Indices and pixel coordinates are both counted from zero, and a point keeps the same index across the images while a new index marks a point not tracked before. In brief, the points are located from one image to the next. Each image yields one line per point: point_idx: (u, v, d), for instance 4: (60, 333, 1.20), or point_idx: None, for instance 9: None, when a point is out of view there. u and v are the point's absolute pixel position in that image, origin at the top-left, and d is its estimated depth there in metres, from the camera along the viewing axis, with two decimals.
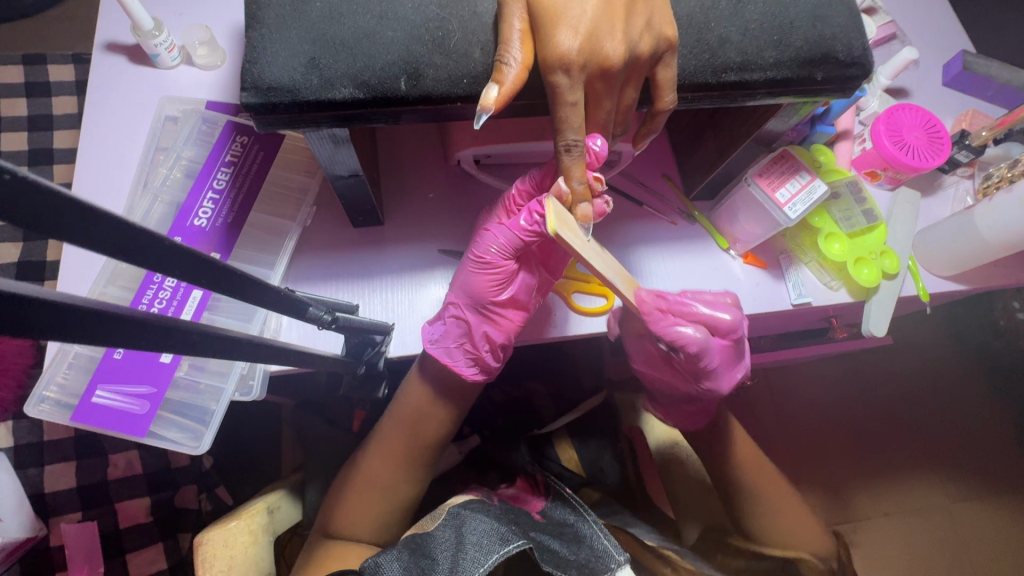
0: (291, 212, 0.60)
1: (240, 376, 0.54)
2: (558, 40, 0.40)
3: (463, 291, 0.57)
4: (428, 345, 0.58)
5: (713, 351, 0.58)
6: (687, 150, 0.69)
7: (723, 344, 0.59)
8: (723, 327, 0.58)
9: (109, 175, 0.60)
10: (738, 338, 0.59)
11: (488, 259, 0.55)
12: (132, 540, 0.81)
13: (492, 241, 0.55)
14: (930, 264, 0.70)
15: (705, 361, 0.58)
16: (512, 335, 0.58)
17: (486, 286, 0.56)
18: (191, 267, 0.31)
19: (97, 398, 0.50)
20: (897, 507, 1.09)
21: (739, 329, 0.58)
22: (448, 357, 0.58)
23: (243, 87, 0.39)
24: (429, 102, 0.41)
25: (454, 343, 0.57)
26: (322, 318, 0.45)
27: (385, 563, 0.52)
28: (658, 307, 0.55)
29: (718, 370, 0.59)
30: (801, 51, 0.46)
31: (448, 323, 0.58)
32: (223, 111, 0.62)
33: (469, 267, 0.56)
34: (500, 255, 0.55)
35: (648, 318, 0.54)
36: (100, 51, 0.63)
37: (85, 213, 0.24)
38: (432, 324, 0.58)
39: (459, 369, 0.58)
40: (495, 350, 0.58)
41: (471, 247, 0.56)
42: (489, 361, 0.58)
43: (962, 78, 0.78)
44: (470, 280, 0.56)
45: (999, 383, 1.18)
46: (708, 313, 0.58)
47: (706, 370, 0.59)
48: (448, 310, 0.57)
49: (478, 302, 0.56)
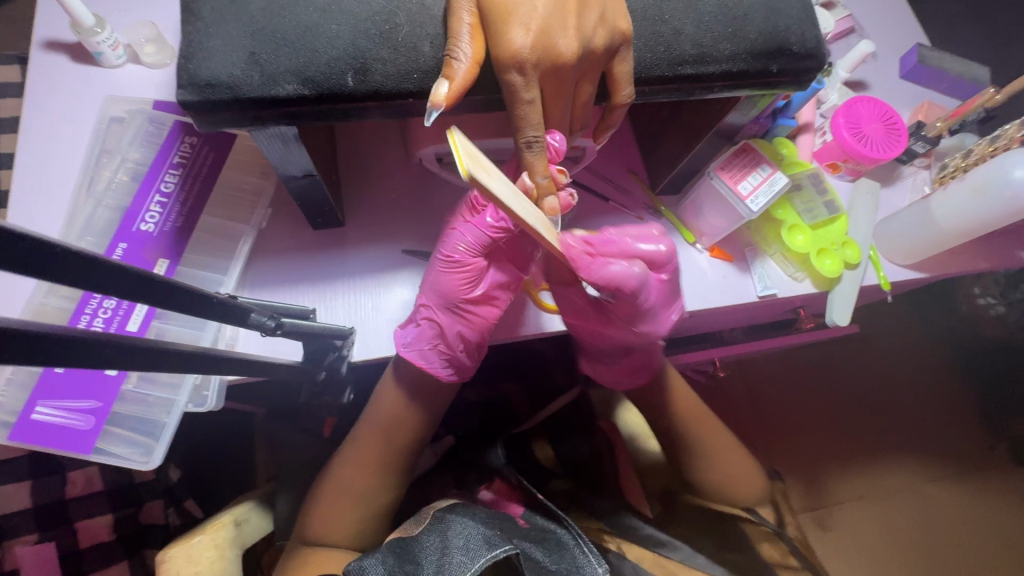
0: (246, 215, 0.58)
1: (193, 387, 0.52)
2: (509, 35, 0.39)
3: (433, 294, 0.55)
4: (401, 349, 0.56)
5: (650, 288, 0.58)
6: (651, 145, 0.68)
7: (659, 278, 0.59)
8: (658, 260, 0.58)
9: (48, 179, 0.57)
10: (673, 272, 0.59)
11: (456, 258, 0.54)
12: (94, 561, 0.78)
13: (459, 240, 0.54)
14: (892, 254, 0.71)
15: (644, 298, 0.58)
16: (488, 333, 0.57)
17: (458, 287, 0.55)
18: (127, 282, 0.29)
19: (36, 415, 0.48)
20: (869, 491, 1.12)
21: (670, 261, 0.59)
22: (424, 361, 0.57)
23: (180, 85, 0.37)
24: (378, 98, 0.39)
25: (428, 345, 0.56)
26: (266, 325, 0.43)
27: (369, 566, 0.50)
28: (588, 252, 0.54)
29: (655, 307, 0.60)
30: (756, 44, 0.46)
31: (420, 326, 0.56)
32: (172, 111, 0.59)
33: (438, 267, 0.55)
34: (469, 254, 0.54)
35: (577, 263, 0.53)
36: (38, 49, 0.60)
37: (13, 236, 0.23)
38: (403, 328, 0.57)
39: (435, 370, 0.58)
40: (469, 349, 0.58)
41: (438, 247, 0.55)
42: (464, 361, 0.58)
43: (917, 70, 0.80)
44: (441, 282, 0.55)
45: (959, 366, 1.21)
46: (643, 248, 0.58)
47: (642, 308, 0.59)
48: (419, 312, 0.55)
49: (449, 303, 0.55)
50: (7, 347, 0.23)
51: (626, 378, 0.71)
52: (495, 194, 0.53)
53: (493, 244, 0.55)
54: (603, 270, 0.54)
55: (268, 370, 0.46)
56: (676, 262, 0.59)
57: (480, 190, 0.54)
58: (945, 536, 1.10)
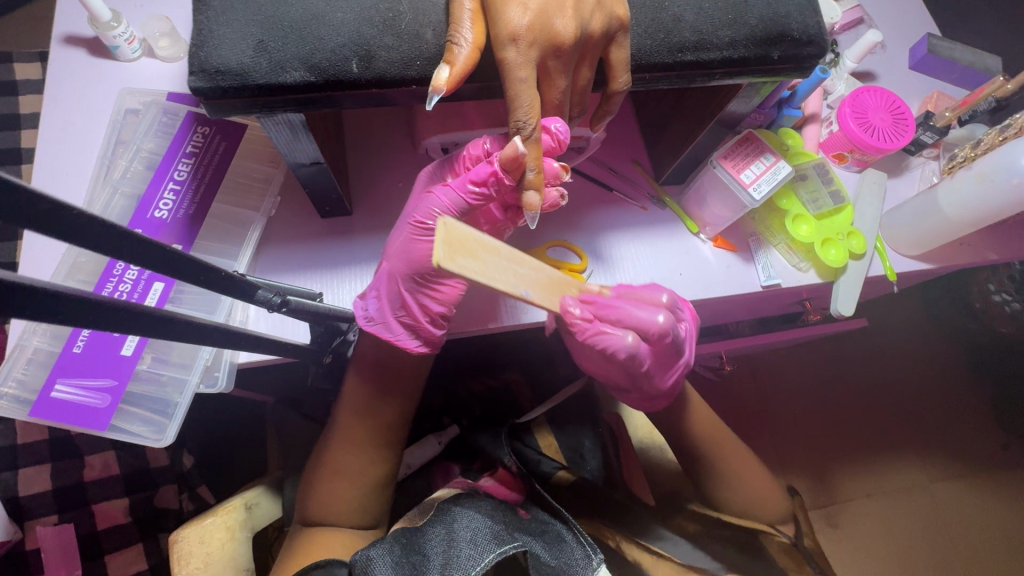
0: (256, 203, 0.59)
1: (205, 367, 0.53)
2: (508, 16, 0.40)
3: (400, 263, 0.53)
4: (364, 322, 0.56)
5: (644, 354, 0.58)
6: (655, 136, 0.69)
7: (653, 345, 0.59)
8: (655, 329, 0.56)
9: (67, 169, 0.59)
10: (672, 339, 0.58)
11: (430, 225, 0.52)
12: (111, 542, 0.81)
13: (434, 204, 0.51)
14: (898, 244, 0.71)
15: (638, 363, 0.58)
16: (453, 305, 0.56)
17: (425, 256, 0.53)
18: (121, 243, 0.30)
19: (56, 392, 0.50)
20: (878, 487, 1.11)
21: (669, 331, 0.57)
22: (388, 332, 0.56)
23: (192, 72, 0.39)
24: (382, 84, 0.40)
25: (393, 316, 0.55)
26: (272, 300, 0.44)
27: (375, 560, 0.52)
28: (587, 319, 0.53)
29: (653, 371, 0.62)
30: (756, 30, 0.46)
31: (385, 296, 0.55)
32: (185, 102, 0.61)
33: (409, 234, 0.52)
34: (442, 221, 0.51)
35: (574, 330, 0.53)
36: (58, 44, 0.62)
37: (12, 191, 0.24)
38: (367, 297, 0.56)
39: (402, 343, 0.56)
40: (435, 320, 0.56)
41: (412, 211, 0.53)
42: (429, 333, 0.57)
43: (927, 61, 0.79)
44: (410, 250, 0.53)
45: (973, 363, 1.20)
46: (642, 316, 0.56)
47: (642, 372, 0.61)
48: (387, 281, 0.54)
49: (418, 272, 0.53)
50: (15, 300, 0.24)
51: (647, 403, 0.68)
52: (481, 158, 0.51)
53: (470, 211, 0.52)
54: (599, 339, 0.55)
55: (279, 348, 0.47)
56: (671, 335, 0.57)
57: (467, 153, 0.52)
58: (955, 533, 1.09)
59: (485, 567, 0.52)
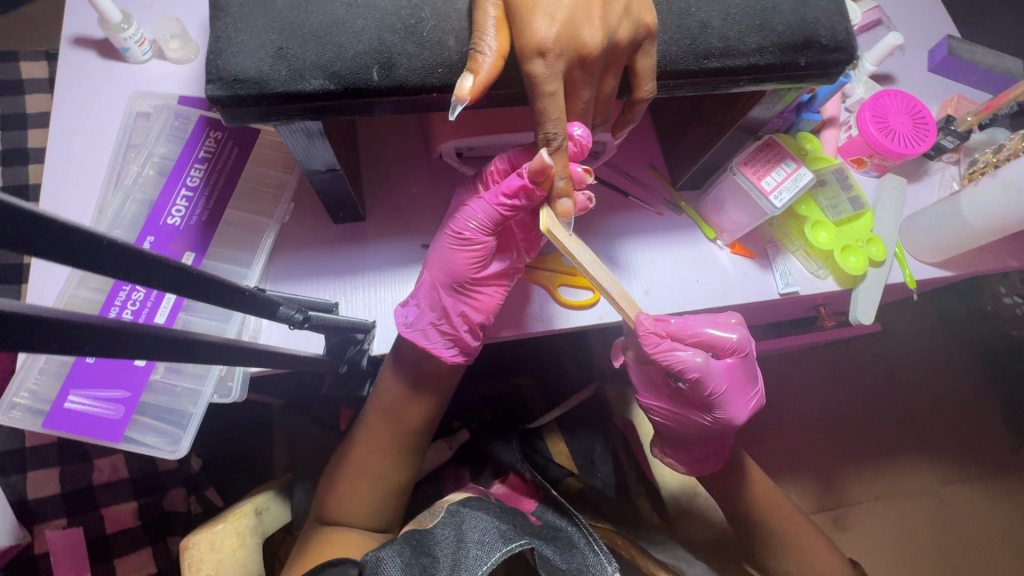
0: (269, 208, 0.59)
1: (219, 377, 0.53)
2: (534, 26, 0.39)
3: (439, 271, 0.55)
4: (403, 329, 0.56)
5: (718, 373, 0.57)
6: (672, 140, 0.68)
7: (727, 363, 0.58)
8: (728, 346, 0.57)
9: (77, 174, 0.58)
10: (745, 356, 0.59)
11: (467, 235, 0.53)
12: (120, 545, 0.80)
13: (470, 216, 0.52)
14: (917, 252, 0.70)
15: (711, 386, 0.57)
16: (491, 313, 0.56)
17: (463, 263, 0.54)
18: (134, 267, 0.28)
19: (69, 404, 0.49)
20: (888, 491, 1.10)
21: (744, 348, 0.58)
22: (426, 340, 0.56)
23: (208, 79, 0.38)
24: (402, 92, 0.40)
25: (430, 325, 0.55)
26: (294, 318, 0.43)
27: (386, 560, 0.50)
28: (658, 333, 0.54)
29: (729, 396, 0.59)
30: (784, 36, 0.45)
31: (423, 305, 0.56)
32: (197, 106, 0.60)
33: (447, 244, 0.54)
34: (479, 231, 0.52)
35: (646, 342, 0.53)
36: (68, 45, 0.61)
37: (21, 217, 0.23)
38: (406, 307, 0.57)
39: (438, 351, 0.56)
40: (474, 329, 0.56)
41: (449, 222, 0.54)
42: (466, 340, 0.56)
43: (947, 63, 0.78)
44: (448, 259, 0.54)
45: (986, 368, 1.19)
46: (716, 333, 0.57)
47: (713, 397, 0.58)
48: (425, 289, 0.55)
49: (456, 280, 0.54)
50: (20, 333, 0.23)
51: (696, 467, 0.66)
52: (509, 171, 0.52)
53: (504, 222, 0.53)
54: (670, 355, 0.54)
55: (294, 361, 0.47)
56: (745, 351, 0.58)
57: (495, 166, 0.52)
58: (968, 540, 1.08)
59: (492, 567, 0.51)
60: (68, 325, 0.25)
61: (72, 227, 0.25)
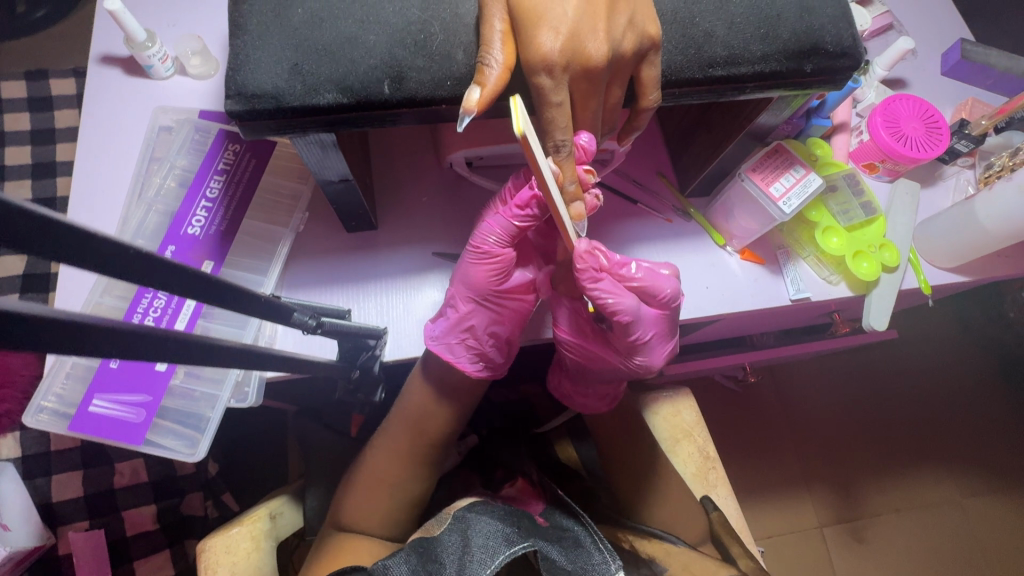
0: (284, 218, 0.60)
1: (235, 383, 0.54)
2: (540, 40, 0.40)
3: (464, 285, 0.56)
4: (430, 342, 0.57)
5: (645, 323, 0.57)
6: (679, 147, 0.68)
7: (657, 314, 0.57)
8: (660, 296, 0.56)
9: (102, 186, 0.60)
10: (673, 311, 0.57)
11: (487, 249, 0.54)
12: (142, 547, 0.82)
13: (489, 231, 0.54)
14: (933, 257, 0.69)
15: (637, 333, 0.57)
16: (515, 327, 0.59)
17: (488, 279, 0.55)
18: (157, 274, 0.30)
19: (94, 407, 0.51)
20: (907, 501, 1.08)
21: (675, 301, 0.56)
22: (452, 355, 0.58)
23: (228, 95, 0.39)
24: (413, 104, 0.41)
25: (456, 339, 0.57)
26: (308, 324, 0.44)
27: (393, 567, 0.51)
28: (598, 265, 0.52)
29: (653, 343, 0.58)
30: (789, 43, 0.45)
31: (450, 320, 0.57)
32: (215, 120, 0.63)
33: (469, 258, 0.55)
34: (499, 245, 0.54)
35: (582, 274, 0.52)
36: (95, 63, 0.64)
37: (66, 229, 0.24)
38: (434, 322, 0.58)
39: (463, 366, 0.58)
40: (498, 345, 0.59)
41: (470, 239, 0.56)
42: (491, 357, 0.59)
43: (960, 67, 0.77)
44: (470, 272, 0.55)
45: (1008, 375, 1.16)
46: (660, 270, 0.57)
47: (642, 344, 0.58)
48: (451, 304, 0.56)
49: (478, 294, 0.56)
50: (55, 338, 0.24)
51: (595, 402, 0.71)
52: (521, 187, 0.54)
53: (522, 233, 0.55)
54: (605, 291, 0.53)
55: (307, 367, 0.48)
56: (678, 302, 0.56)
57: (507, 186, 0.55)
58: (991, 554, 1.05)
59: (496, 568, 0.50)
60: (84, 329, 0.26)
61: (105, 238, 0.26)
